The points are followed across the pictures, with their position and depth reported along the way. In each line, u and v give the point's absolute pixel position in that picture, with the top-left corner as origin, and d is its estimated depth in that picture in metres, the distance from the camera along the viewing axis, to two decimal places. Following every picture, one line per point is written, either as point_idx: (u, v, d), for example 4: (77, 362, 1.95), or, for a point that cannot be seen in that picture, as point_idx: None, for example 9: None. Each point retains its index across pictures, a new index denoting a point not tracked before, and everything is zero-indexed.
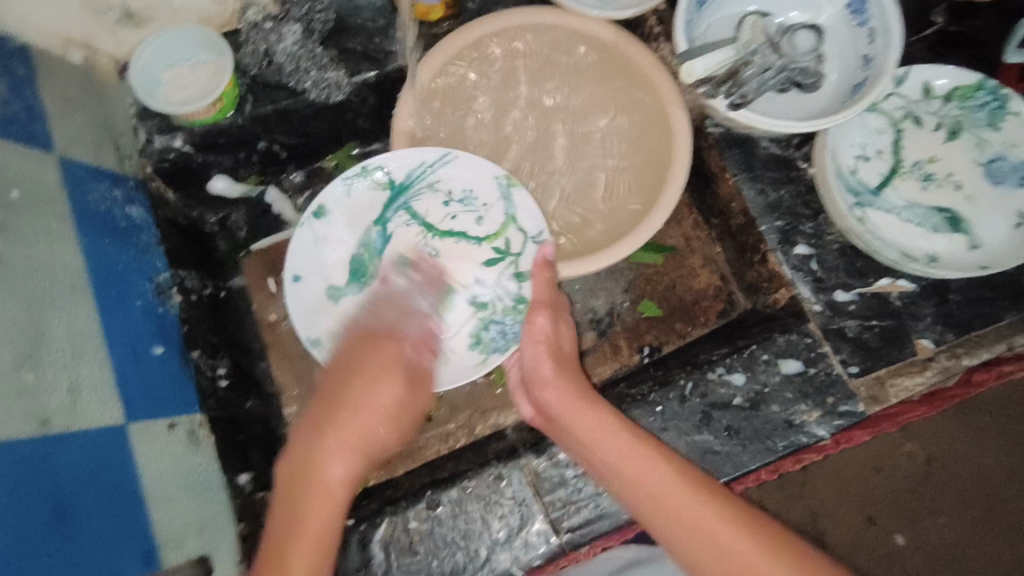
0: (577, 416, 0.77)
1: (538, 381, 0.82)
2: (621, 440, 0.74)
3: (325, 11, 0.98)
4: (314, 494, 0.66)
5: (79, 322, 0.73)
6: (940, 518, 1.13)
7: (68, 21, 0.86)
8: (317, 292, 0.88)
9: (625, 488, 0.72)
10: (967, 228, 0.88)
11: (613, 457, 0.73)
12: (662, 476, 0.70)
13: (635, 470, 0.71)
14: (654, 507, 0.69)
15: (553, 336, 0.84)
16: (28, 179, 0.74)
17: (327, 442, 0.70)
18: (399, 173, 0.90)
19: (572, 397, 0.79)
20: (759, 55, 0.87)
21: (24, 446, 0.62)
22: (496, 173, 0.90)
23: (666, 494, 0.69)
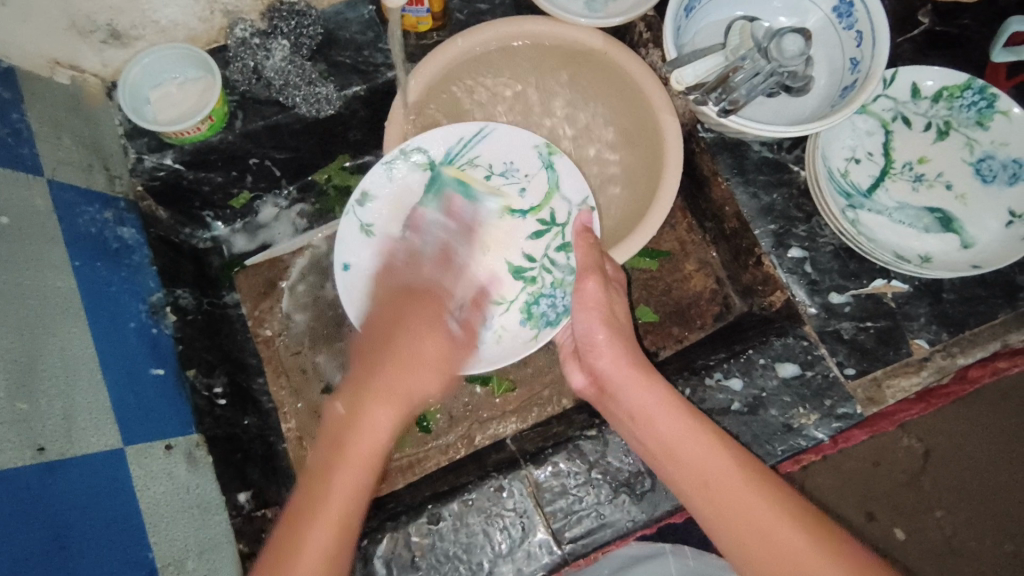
0: (636, 391, 0.75)
1: (593, 351, 0.79)
2: (676, 423, 0.72)
3: (312, 25, 0.97)
4: (341, 477, 0.65)
5: (72, 347, 0.72)
6: (939, 511, 1.14)
7: (54, 44, 0.86)
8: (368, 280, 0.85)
9: (670, 469, 0.71)
10: (958, 227, 0.88)
11: (664, 435, 0.72)
12: (714, 462, 0.69)
13: (694, 457, 0.69)
14: (699, 489, 0.69)
15: (605, 302, 0.80)
16: (17, 205, 0.74)
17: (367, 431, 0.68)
18: (438, 152, 0.88)
19: (628, 366, 0.76)
20: (748, 61, 0.86)
21: (18, 476, 0.61)
22: (536, 143, 0.89)
23: (712, 479, 0.68)
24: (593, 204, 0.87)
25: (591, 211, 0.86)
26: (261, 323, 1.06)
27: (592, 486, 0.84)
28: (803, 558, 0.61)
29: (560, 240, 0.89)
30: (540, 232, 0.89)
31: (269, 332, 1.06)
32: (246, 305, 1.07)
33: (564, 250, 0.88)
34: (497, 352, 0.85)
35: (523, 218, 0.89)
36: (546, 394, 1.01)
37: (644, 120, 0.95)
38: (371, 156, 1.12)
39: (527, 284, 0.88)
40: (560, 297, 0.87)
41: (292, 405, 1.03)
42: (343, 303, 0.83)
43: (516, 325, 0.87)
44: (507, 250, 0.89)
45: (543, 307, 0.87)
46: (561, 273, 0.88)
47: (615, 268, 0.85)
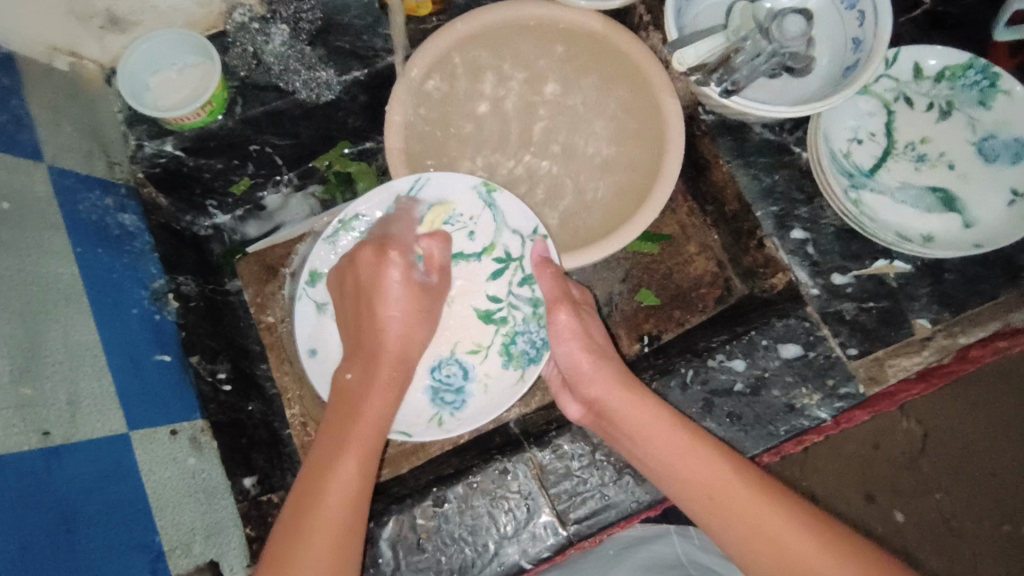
0: (629, 409, 0.76)
1: (580, 378, 0.80)
2: (675, 434, 0.73)
3: (311, 10, 0.96)
4: (343, 459, 0.67)
5: (76, 332, 0.72)
6: (938, 493, 1.14)
7: (52, 29, 0.85)
8: (341, 360, 0.85)
9: (669, 482, 0.72)
10: (961, 207, 0.88)
11: (662, 448, 0.73)
12: (714, 468, 0.69)
13: (689, 465, 0.70)
14: (698, 495, 0.69)
15: (580, 329, 0.82)
16: (19, 191, 0.73)
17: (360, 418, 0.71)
18: (377, 217, 0.85)
19: (618, 386, 0.78)
20: (750, 41, 0.85)
21: (24, 460, 0.62)
22: (472, 182, 0.86)
23: (711, 485, 0.69)
24: (544, 233, 0.85)
25: (546, 241, 0.85)
26: (264, 309, 1.04)
27: (596, 467, 0.84)
28: (805, 557, 0.62)
29: (521, 273, 0.87)
30: (499, 271, 0.87)
31: (272, 319, 1.04)
32: (248, 292, 1.05)
33: (527, 283, 0.87)
34: (485, 404, 0.84)
35: (479, 260, 0.87)
36: None
37: (646, 103, 0.95)
38: (372, 144, 1.09)
39: (499, 327, 0.87)
40: (535, 330, 0.86)
41: (296, 391, 1.01)
42: (321, 391, 0.83)
43: (499, 370, 0.86)
44: (471, 296, 0.87)
45: (522, 345, 0.86)
46: (528, 307, 0.86)
47: (580, 293, 0.87)
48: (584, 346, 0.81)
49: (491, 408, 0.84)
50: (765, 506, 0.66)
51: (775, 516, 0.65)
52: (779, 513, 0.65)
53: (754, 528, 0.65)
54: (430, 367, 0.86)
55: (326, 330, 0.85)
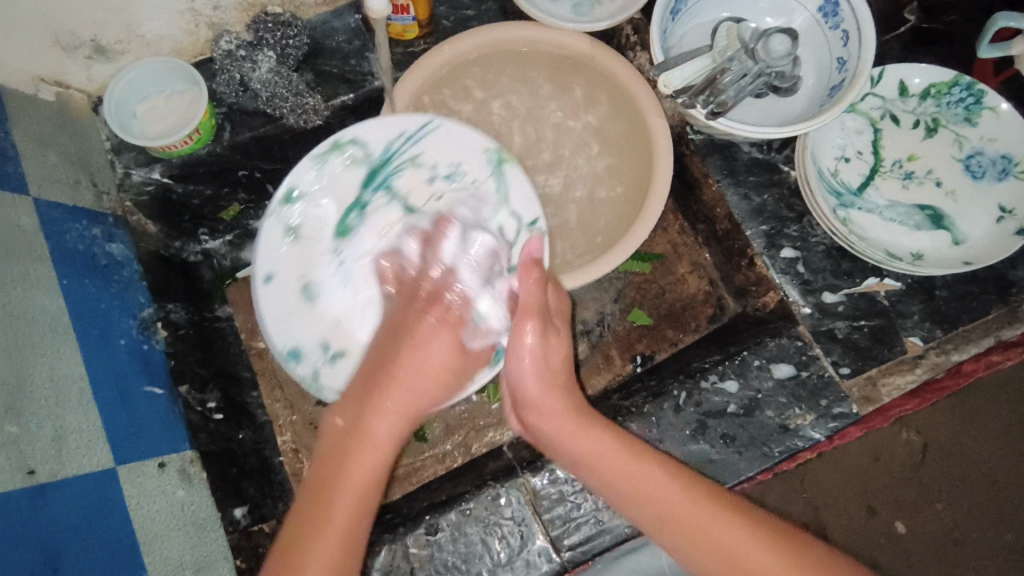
0: (569, 440, 0.74)
1: (524, 403, 0.77)
2: (637, 464, 0.71)
3: (297, 36, 0.96)
4: (330, 540, 0.62)
5: (63, 367, 0.72)
6: (939, 504, 1.14)
7: (38, 60, 0.85)
8: (293, 296, 0.80)
9: (633, 511, 0.70)
10: (949, 224, 0.88)
11: (621, 481, 0.71)
12: (664, 490, 0.69)
13: (637, 486, 0.70)
14: (664, 524, 0.68)
15: (540, 350, 0.76)
16: (3, 224, 0.73)
17: (348, 466, 0.66)
18: (377, 148, 0.81)
19: (563, 416, 0.76)
20: (735, 62, 0.86)
21: (8, 500, 0.61)
22: (485, 147, 0.83)
23: (676, 515, 0.67)
24: (543, 226, 0.81)
25: (541, 238, 0.79)
26: (256, 335, 1.05)
27: (590, 492, 0.84)
28: None
29: (506, 261, 0.81)
30: None
31: (264, 345, 1.05)
32: (239, 317, 1.05)
33: (509, 272, 0.80)
34: None
35: None
36: None
37: (635, 123, 0.95)
38: None
39: None
40: None
41: (287, 418, 1.01)
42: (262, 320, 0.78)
43: None
44: None
45: None
46: None
47: (557, 300, 0.81)
48: (541, 373, 0.77)
49: None
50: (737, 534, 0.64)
51: (747, 541, 0.63)
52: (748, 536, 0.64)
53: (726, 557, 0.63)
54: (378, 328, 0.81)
55: (295, 257, 0.80)
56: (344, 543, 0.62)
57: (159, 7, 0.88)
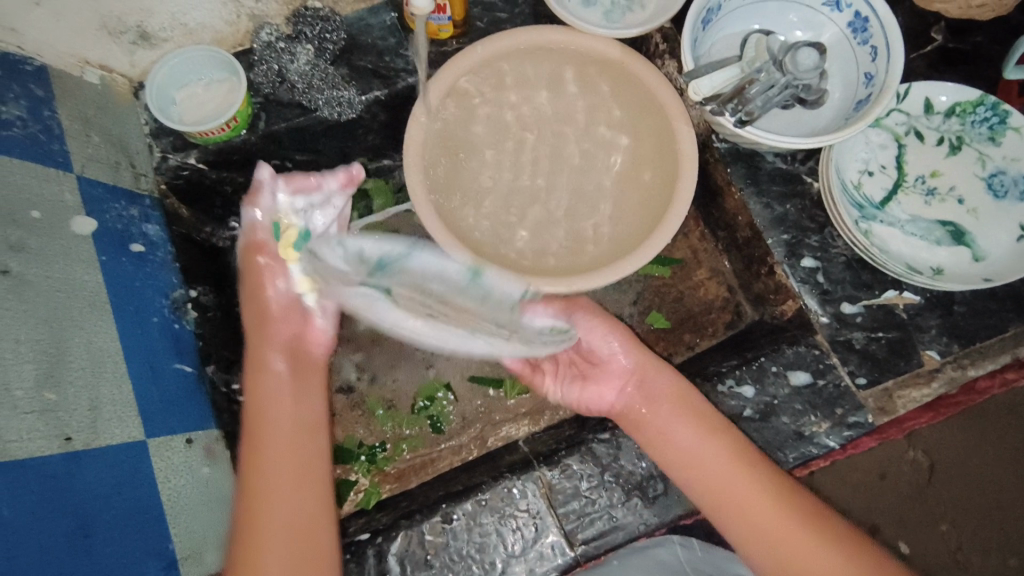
0: (661, 405, 0.81)
1: (609, 370, 0.85)
2: (704, 440, 0.78)
3: (335, 30, 0.99)
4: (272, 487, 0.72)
5: (99, 339, 0.74)
6: (944, 525, 1.14)
7: (85, 44, 0.88)
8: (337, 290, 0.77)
9: (686, 474, 0.78)
10: (970, 241, 0.89)
11: (682, 446, 0.78)
12: (742, 482, 0.74)
13: (715, 475, 0.76)
14: (704, 489, 0.77)
15: (611, 324, 0.85)
16: (48, 199, 0.75)
17: (272, 422, 0.76)
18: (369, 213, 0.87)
19: (647, 388, 0.82)
20: (764, 73, 0.88)
21: (45, 465, 0.63)
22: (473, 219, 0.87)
23: (724, 493, 0.75)
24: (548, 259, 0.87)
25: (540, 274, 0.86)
26: None
27: (605, 488, 0.85)
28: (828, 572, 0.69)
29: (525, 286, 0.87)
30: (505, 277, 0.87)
31: None
32: None
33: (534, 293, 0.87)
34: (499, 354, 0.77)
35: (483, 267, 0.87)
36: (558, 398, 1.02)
37: (658, 126, 0.96)
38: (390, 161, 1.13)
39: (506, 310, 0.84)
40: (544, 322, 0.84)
41: None
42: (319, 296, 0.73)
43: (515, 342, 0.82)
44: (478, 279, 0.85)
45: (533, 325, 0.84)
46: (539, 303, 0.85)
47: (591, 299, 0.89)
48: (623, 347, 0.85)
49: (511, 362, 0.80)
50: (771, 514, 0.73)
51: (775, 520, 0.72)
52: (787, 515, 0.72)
53: (758, 530, 0.72)
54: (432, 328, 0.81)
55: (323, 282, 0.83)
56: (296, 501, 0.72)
57: None
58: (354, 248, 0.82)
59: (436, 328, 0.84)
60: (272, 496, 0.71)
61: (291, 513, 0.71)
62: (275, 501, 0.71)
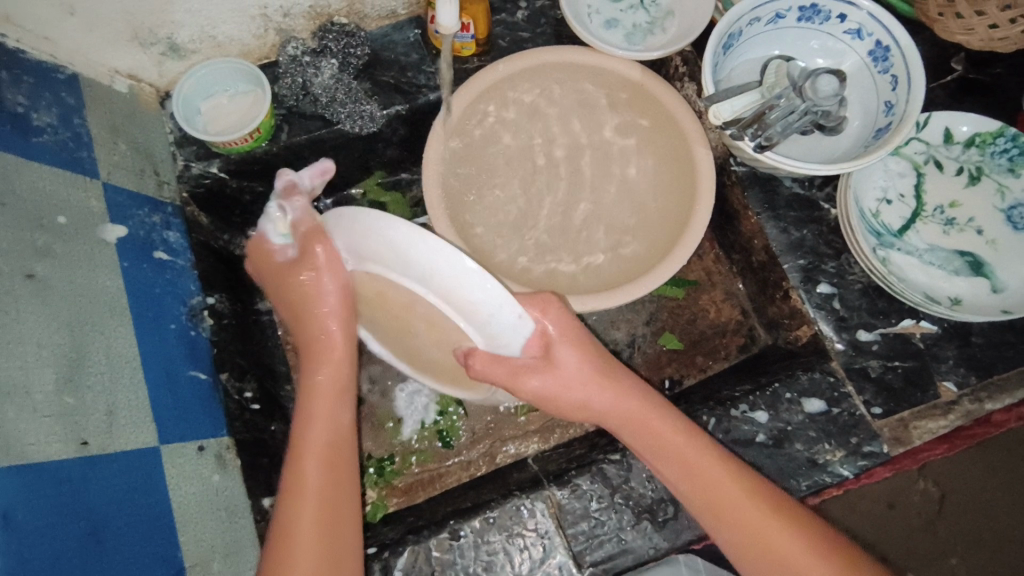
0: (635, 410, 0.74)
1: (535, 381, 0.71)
2: (707, 466, 0.72)
3: (360, 46, 1.00)
4: (302, 503, 0.67)
5: (117, 345, 0.74)
6: (954, 558, 1.12)
7: (116, 54, 0.90)
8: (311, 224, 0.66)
9: (681, 480, 0.73)
10: (989, 272, 0.89)
11: (673, 472, 0.73)
12: (728, 479, 0.71)
13: (704, 476, 0.71)
14: (698, 493, 0.71)
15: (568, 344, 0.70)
16: (74, 205, 0.77)
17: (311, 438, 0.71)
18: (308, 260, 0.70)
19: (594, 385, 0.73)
20: (784, 99, 0.88)
21: (61, 469, 0.63)
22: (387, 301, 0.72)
23: (718, 494, 0.70)
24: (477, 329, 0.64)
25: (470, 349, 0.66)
26: (293, 330, 1.08)
27: (615, 510, 0.84)
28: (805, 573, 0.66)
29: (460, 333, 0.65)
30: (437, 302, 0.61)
31: (300, 341, 1.08)
32: (278, 312, 1.09)
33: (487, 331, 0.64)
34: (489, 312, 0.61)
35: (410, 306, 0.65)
36: (568, 417, 1.02)
37: (676, 150, 0.97)
38: (408, 175, 1.14)
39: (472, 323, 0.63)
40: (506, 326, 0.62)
41: None
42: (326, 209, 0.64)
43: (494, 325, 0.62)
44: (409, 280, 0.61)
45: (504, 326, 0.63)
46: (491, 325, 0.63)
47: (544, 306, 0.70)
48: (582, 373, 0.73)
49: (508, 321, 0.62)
50: (793, 541, 0.67)
51: (803, 552, 0.66)
52: (794, 534, 0.68)
53: (740, 525, 0.69)
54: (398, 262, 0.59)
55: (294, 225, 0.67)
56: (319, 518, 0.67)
57: (233, 11, 0.92)
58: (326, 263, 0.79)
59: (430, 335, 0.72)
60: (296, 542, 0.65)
61: (324, 564, 0.64)
62: (309, 547, 0.65)
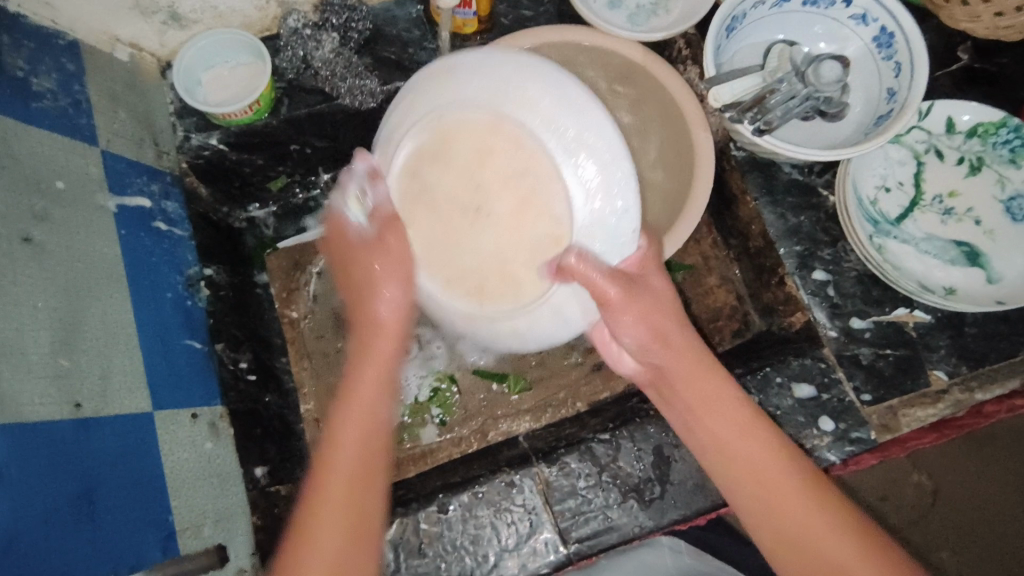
0: (700, 383, 0.68)
1: (618, 324, 0.67)
2: (775, 464, 0.64)
3: (361, 20, 1.00)
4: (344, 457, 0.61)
5: (113, 312, 0.75)
6: (945, 552, 1.11)
7: (117, 21, 0.90)
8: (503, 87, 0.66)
9: (726, 471, 0.66)
10: (985, 263, 0.89)
11: (748, 453, 0.65)
12: (778, 472, 0.64)
13: (755, 472, 0.64)
14: (753, 491, 0.64)
15: (659, 304, 0.68)
16: (72, 170, 0.77)
17: (359, 416, 0.63)
18: (473, 101, 0.68)
19: (688, 359, 0.68)
20: (785, 83, 0.88)
21: (55, 430, 0.64)
22: (526, 149, 0.67)
23: (767, 488, 0.64)
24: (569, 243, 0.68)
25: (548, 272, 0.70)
26: (289, 304, 1.09)
27: (602, 488, 0.85)
28: None
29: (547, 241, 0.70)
30: (564, 207, 0.68)
31: (296, 314, 1.09)
32: (274, 286, 1.10)
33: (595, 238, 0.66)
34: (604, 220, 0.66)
35: (529, 191, 0.69)
36: (560, 397, 1.02)
37: (677, 133, 0.96)
38: None
39: (592, 232, 0.66)
40: (615, 227, 0.66)
41: (311, 387, 1.05)
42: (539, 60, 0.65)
43: (608, 231, 0.66)
44: (572, 173, 0.66)
45: (600, 238, 0.66)
46: (598, 241, 0.66)
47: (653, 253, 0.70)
48: (652, 329, 0.67)
49: (614, 246, 0.66)
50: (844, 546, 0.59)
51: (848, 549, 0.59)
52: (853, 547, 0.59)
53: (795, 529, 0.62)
54: (573, 161, 0.65)
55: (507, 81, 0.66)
56: (366, 448, 0.62)
57: None
58: (412, 108, 0.71)
59: (494, 221, 0.71)
60: (338, 464, 0.61)
61: (354, 518, 0.59)
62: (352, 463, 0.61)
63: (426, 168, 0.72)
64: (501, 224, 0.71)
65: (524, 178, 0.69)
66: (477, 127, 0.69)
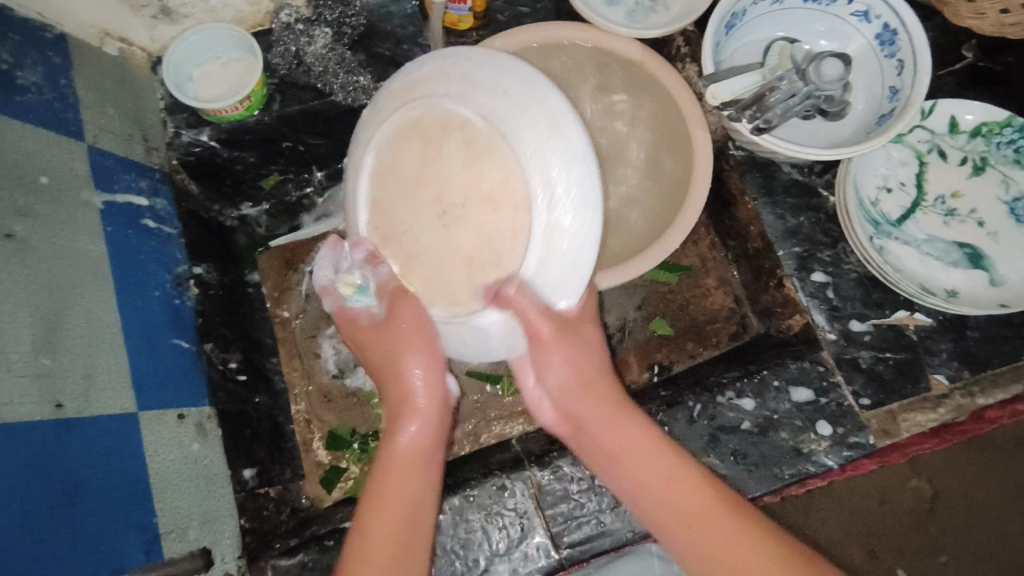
0: (607, 421, 0.69)
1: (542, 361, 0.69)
2: (695, 491, 0.64)
3: (355, 16, 1.00)
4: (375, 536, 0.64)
5: (97, 310, 0.74)
6: (944, 556, 1.09)
7: (106, 15, 0.88)
8: (477, 94, 0.63)
9: (647, 503, 0.66)
10: (988, 265, 0.87)
11: (680, 502, 0.64)
12: (700, 502, 0.64)
13: (678, 503, 0.64)
14: (677, 522, 0.64)
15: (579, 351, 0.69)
16: (57, 166, 0.76)
17: (388, 497, 0.66)
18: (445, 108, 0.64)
19: (578, 389, 0.70)
20: (785, 81, 0.86)
21: (35, 430, 0.63)
22: (491, 161, 0.63)
23: (684, 517, 0.63)
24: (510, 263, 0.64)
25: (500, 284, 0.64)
26: (281, 303, 1.05)
27: (595, 493, 0.84)
28: None
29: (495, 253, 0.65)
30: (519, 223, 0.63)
31: (287, 314, 1.05)
32: (267, 285, 1.06)
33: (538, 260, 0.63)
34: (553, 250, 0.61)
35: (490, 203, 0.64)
36: None
37: (674, 132, 0.94)
38: None
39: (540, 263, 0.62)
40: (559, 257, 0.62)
41: (303, 388, 1.02)
42: (524, 72, 0.62)
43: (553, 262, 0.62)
44: (537, 191, 0.60)
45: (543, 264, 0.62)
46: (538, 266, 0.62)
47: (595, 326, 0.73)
48: (575, 369, 0.70)
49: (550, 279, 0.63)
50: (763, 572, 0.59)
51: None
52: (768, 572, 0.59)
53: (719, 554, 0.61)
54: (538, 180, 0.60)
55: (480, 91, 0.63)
56: (402, 520, 0.66)
57: None
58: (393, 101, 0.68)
59: (456, 229, 0.65)
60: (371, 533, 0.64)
61: None
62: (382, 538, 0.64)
63: (393, 174, 0.68)
64: (463, 232, 0.65)
65: (490, 187, 0.63)
66: (448, 129, 0.64)
